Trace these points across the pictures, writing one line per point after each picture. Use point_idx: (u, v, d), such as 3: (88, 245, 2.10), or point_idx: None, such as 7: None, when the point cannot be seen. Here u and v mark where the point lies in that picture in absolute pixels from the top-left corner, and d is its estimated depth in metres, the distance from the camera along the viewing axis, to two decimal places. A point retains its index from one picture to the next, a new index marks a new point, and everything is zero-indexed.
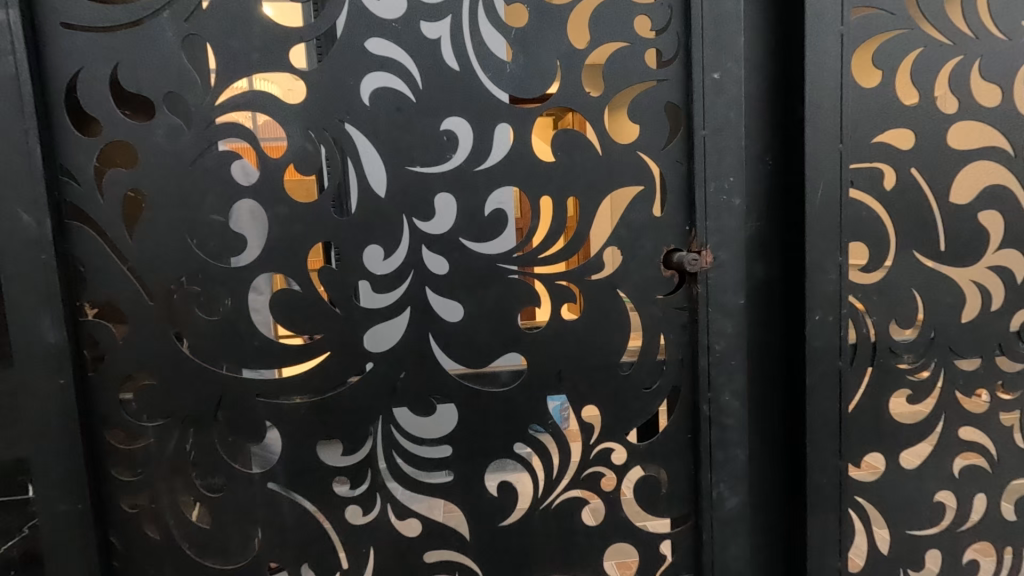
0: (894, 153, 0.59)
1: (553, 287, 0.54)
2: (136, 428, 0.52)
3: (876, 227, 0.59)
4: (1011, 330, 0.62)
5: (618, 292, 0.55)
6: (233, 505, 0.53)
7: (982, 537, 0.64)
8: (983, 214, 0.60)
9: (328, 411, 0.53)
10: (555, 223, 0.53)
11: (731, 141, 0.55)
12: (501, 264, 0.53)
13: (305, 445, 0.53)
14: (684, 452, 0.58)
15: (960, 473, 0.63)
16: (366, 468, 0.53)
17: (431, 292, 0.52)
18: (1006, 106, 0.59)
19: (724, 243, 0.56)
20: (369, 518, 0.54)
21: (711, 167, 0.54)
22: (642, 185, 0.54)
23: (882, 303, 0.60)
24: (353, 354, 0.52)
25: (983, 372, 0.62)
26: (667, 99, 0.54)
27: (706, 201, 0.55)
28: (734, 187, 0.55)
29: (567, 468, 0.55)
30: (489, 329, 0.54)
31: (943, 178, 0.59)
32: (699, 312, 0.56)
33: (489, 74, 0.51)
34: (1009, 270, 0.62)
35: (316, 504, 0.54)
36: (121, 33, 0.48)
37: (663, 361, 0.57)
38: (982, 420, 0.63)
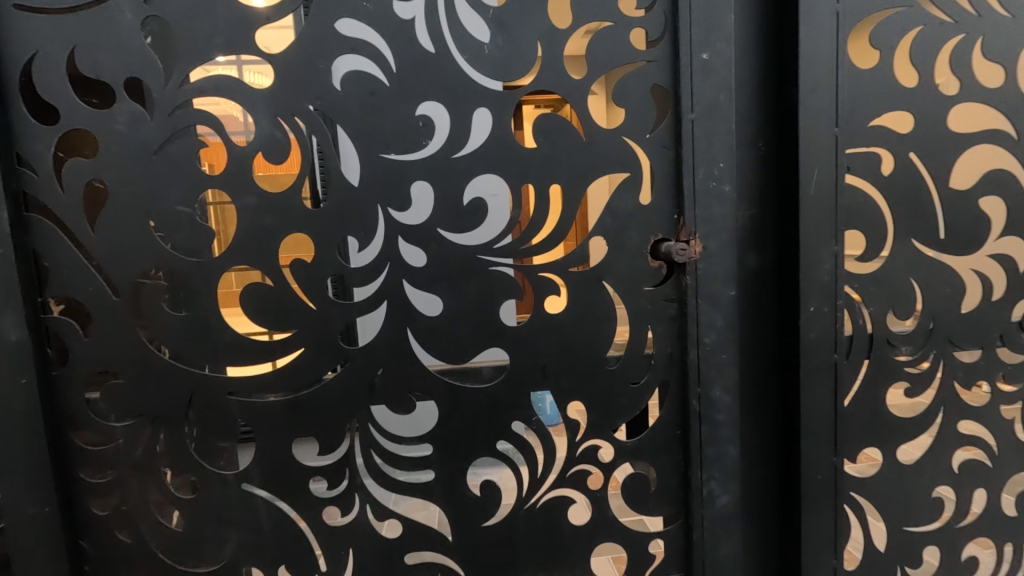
0: (891, 137, 0.56)
1: (536, 280, 0.52)
2: (105, 428, 0.50)
3: (873, 214, 0.57)
4: (1012, 320, 0.60)
5: (603, 284, 0.53)
6: (208, 506, 0.51)
7: (982, 532, 0.62)
8: (984, 200, 0.58)
9: (304, 409, 0.51)
10: (537, 213, 0.50)
11: (721, 125, 0.52)
12: (480, 255, 0.51)
13: (280, 444, 0.51)
14: (674, 448, 0.56)
15: (960, 467, 0.61)
16: (345, 467, 0.52)
17: (408, 285, 0.51)
18: (1010, 87, 0.57)
19: (713, 233, 0.53)
20: (348, 518, 0.52)
21: (700, 153, 0.52)
22: (628, 171, 0.52)
23: (880, 293, 0.58)
24: (328, 350, 0.50)
25: (984, 364, 0.60)
26: (654, 81, 0.52)
27: (695, 188, 0.53)
28: (724, 173, 0.53)
29: (552, 466, 0.53)
30: (470, 323, 0.52)
31: (943, 163, 0.57)
32: (688, 304, 0.54)
33: (467, 56, 0.49)
34: (1011, 258, 0.59)
35: (292, 505, 0.52)
36: (78, 15, 0.46)
37: (651, 355, 0.55)
38: (983, 413, 0.61)
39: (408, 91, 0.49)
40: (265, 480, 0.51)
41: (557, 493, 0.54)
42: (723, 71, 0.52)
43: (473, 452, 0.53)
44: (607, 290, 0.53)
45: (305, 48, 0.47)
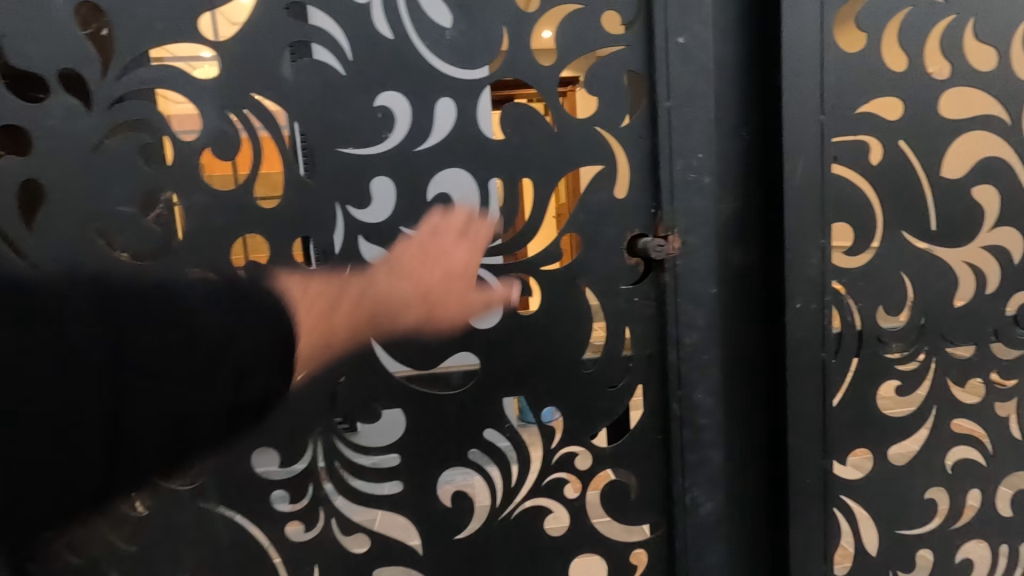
0: (880, 124, 0.54)
1: (507, 279, 0.49)
2: (48, 444, 0.47)
3: (862, 205, 0.54)
4: (1007, 314, 0.58)
5: (578, 283, 0.50)
6: (162, 525, 0.48)
7: (976, 534, 0.60)
8: (977, 190, 0.56)
9: (262, 421, 0.48)
10: (505, 208, 0.48)
11: (700, 113, 0.51)
12: (447, 254, 0.49)
13: (238, 458, 0.48)
14: (654, 454, 0.54)
15: (953, 468, 0.59)
16: (308, 481, 0.49)
17: (370, 287, 0.48)
18: (1003, 70, 0.54)
19: (694, 225, 0.52)
20: (312, 534, 0.50)
21: (677, 142, 0.50)
22: (602, 163, 0.50)
23: (869, 288, 0.56)
24: (285, 358, 0.48)
25: (977, 360, 0.58)
26: (629, 68, 0.49)
27: (673, 179, 0.51)
28: (703, 164, 0.52)
29: (528, 476, 0.51)
30: (438, 327, 0.49)
31: (933, 151, 0.54)
32: (668, 305, 0.52)
33: (428, 43, 0.46)
34: (1005, 250, 0.57)
35: (253, 521, 0.49)
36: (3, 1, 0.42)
37: (629, 357, 0.52)
38: (977, 411, 0.59)
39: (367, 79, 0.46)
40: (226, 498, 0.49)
41: (534, 504, 0.52)
42: (701, 55, 0.50)
43: (444, 462, 0.51)
44: (584, 291, 0.51)
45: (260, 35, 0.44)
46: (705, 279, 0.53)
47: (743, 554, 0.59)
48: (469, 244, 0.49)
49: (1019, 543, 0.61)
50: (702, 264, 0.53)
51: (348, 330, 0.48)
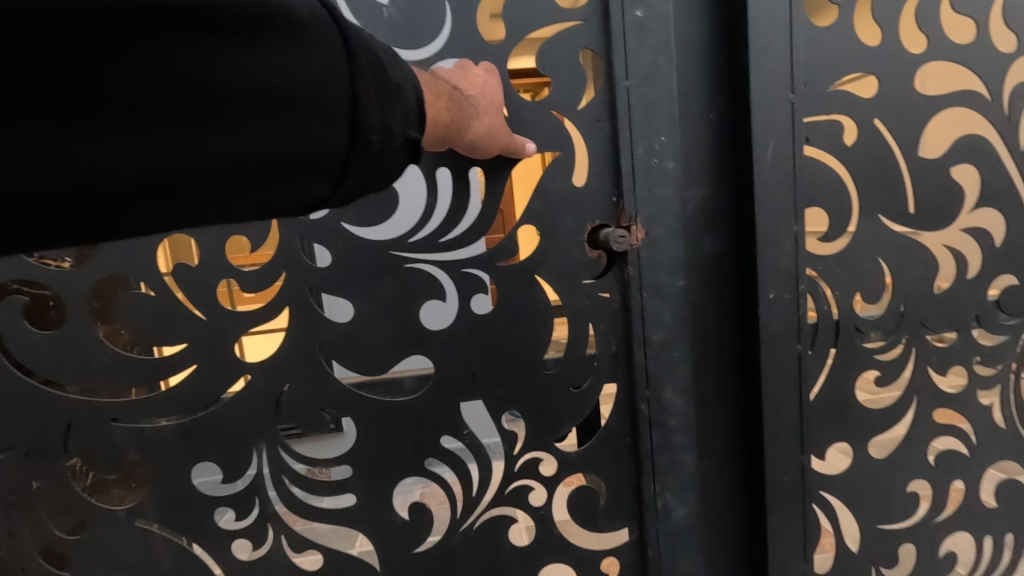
0: (854, 102, 0.51)
1: (459, 275, 0.49)
2: None
3: (836, 189, 0.52)
4: (989, 299, 0.56)
5: (534, 278, 0.50)
6: (92, 547, 0.48)
7: (961, 527, 0.58)
8: (956, 170, 0.53)
9: (198, 432, 0.48)
10: (453, 202, 0.48)
11: (660, 92, 0.49)
12: (393, 250, 0.48)
13: (177, 471, 0.48)
14: (623, 456, 0.53)
15: (935, 460, 0.57)
16: (253, 496, 0.49)
17: (313, 288, 0.48)
18: (983, 42, 0.51)
19: (657, 216, 0.50)
20: (259, 553, 0.50)
21: (637, 126, 0.49)
22: (557, 150, 0.49)
23: (845, 276, 0.53)
24: (223, 367, 0.48)
25: (959, 348, 0.56)
26: (583, 45, 0.48)
27: (634, 165, 0.49)
28: (666, 148, 0.50)
29: (490, 483, 0.50)
30: (388, 330, 0.49)
31: (910, 130, 0.52)
32: (632, 300, 0.51)
33: (363, 21, 0.45)
34: (987, 232, 0.55)
35: (200, 533, 0.49)
36: None
37: (594, 356, 0.51)
38: (960, 400, 0.57)
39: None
40: (175, 515, 0.49)
41: (498, 510, 0.51)
42: (657, 34, 0.48)
43: (405, 469, 0.50)
44: (541, 285, 0.50)
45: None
46: (672, 270, 0.51)
47: (719, 553, 0.57)
48: (494, 80, 0.46)
49: (1005, 534, 0.59)
50: (669, 257, 0.51)
51: (440, 109, 0.40)
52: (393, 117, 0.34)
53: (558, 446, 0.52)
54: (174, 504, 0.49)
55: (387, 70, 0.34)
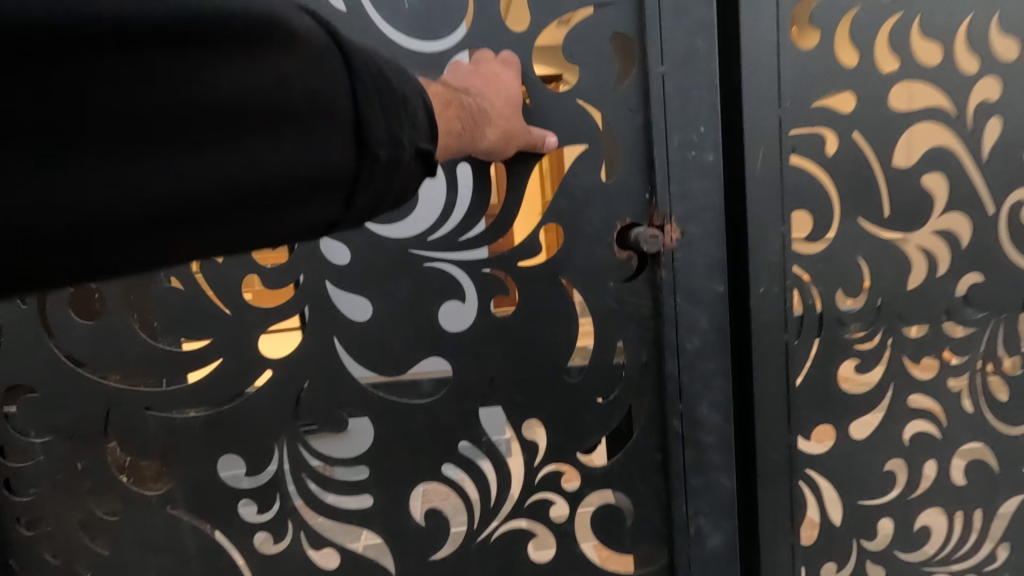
0: (834, 117, 0.57)
1: (479, 276, 0.56)
2: (25, 444, 0.57)
3: (819, 194, 0.57)
4: (957, 295, 0.61)
5: (561, 280, 0.56)
6: (128, 525, 0.59)
7: (933, 502, 0.64)
8: (927, 178, 0.59)
9: (221, 423, 0.57)
10: (472, 206, 0.55)
11: (701, 78, 0.54)
12: (412, 249, 0.55)
13: (203, 459, 0.58)
14: (651, 475, 0.59)
15: (910, 441, 0.63)
16: (275, 491, 0.58)
17: (338, 291, 0.56)
18: (948, 64, 0.57)
19: (690, 214, 0.56)
20: (281, 546, 0.59)
21: (671, 120, 0.54)
22: (585, 142, 0.54)
23: (828, 272, 0.59)
24: (247, 362, 0.56)
25: (931, 338, 0.62)
26: (615, 28, 0.54)
27: (671, 157, 0.55)
28: (704, 138, 0.55)
29: (507, 497, 0.58)
30: (403, 326, 0.56)
31: (885, 141, 0.58)
32: (664, 303, 0.56)
33: (384, 13, 0.52)
34: (954, 234, 0.60)
35: (225, 518, 0.58)
36: None
37: (622, 367, 0.57)
38: (931, 386, 0.62)
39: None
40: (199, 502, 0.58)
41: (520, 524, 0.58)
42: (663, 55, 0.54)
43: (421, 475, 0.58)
44: (567, 287, 0.56)
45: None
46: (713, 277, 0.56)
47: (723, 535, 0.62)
48: (510, 69, 0.52)
49: (975, 510, 0.65)
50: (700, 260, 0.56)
51: (459, 121, 0.47)
52: (398, 128, 0.37)
53: (583, 462, 0.58)
54: (197, 493, 0.58)
55: (389, 83, 0.38)
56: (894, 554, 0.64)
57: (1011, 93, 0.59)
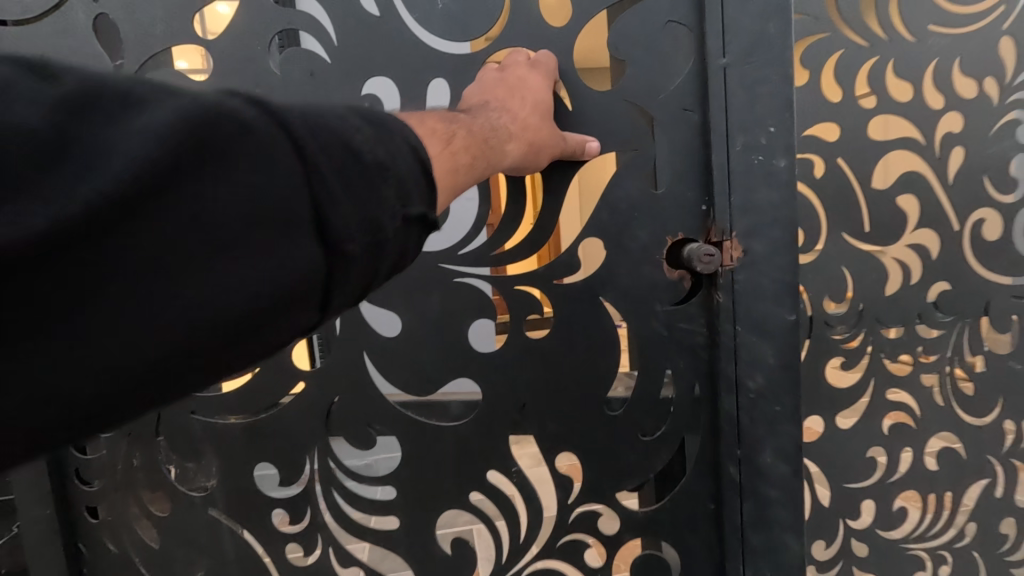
0: (821, 145, 0.65)
1: (513, 293, 0.61)
2: (93, 440, 0.65)
3: (808, 212, 0.66)
4: (928, 301, 0.70)
5: (600, 300, 0.61)
6: (172, 525, 0.66)
7: (909, 486, 0.72)
8: (901, 199, 0.68)
9: (257, 431, 0.64)
10: (505, 228, 0.61)
11: (768, 73, 0.56)
12: (444, 262, 0.62)
13: (241, 465, 0.64)
14: (700, 525, 0.63)
15: (890, 430, 0.70)
16: (305, 503, 0.64)
17: (373, 309, 0.62)
18: (917, 100, 0.66)
19: (753, 233, 0.58)
20: (311, 559, 0.66)
21: (733, 124, 0.57)
22: (634, 149, 0.60)
23: (817, 280, 0.67)
24: (283, 374, 0.63)
25: (906, 339, 0.70)
26: (668, 19, 0.59)
27: (731, 161, 0.58)
28: (772, 138, 0.57)
29: (537, 536, 0.64)
30: (432, 341, 0.63)
31: (864, 166, 0.66)
32: (724, 333, 0.59)
33: (417, 16, 0.60)
34: (926, 248, 0.69)
35: (257, 529, 0.65)
36: (43, 19, 0.63)
37: (671, 399, 0.62)
38: (907, 381, 0.70)
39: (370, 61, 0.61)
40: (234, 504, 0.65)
41: (543, 562, 0.65)
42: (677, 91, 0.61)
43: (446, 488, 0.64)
44: (607, 306, 0.62)
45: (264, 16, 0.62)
46: (787, 303, 0.58)
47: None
48: (534, 75, 0.57)
49: (946, 492, 0.73)
50: (772, 282, 0.58)
51: (468, 154, 0.48)
52: (380, 210, 0.35)
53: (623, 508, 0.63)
54: (234, 498, 0.65)
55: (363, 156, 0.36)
56: (876, 532, 0.71)
57: (970, 126, 0.68)
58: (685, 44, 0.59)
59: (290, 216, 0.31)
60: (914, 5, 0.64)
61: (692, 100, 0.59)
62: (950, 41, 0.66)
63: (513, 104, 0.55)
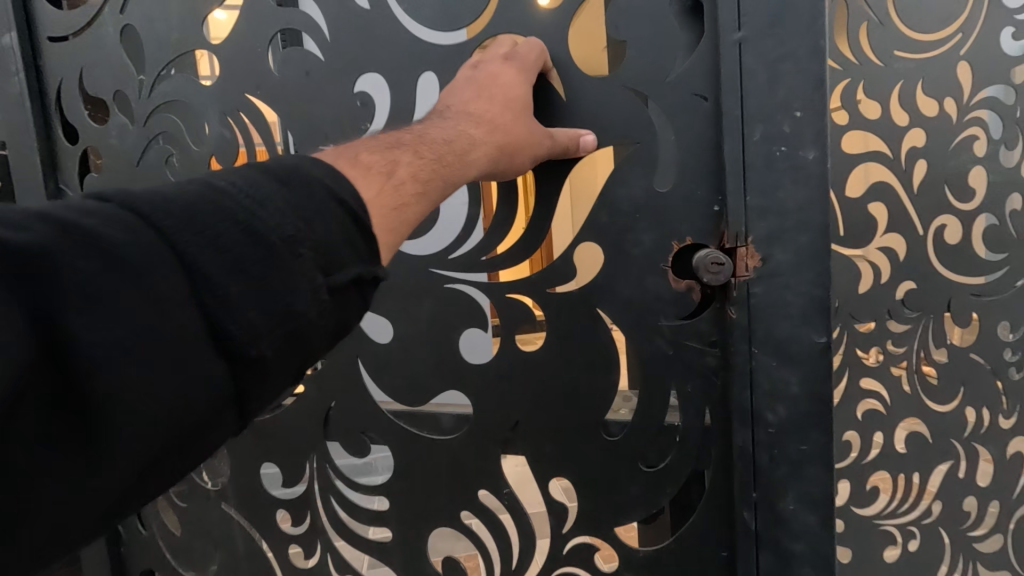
0: None
1: (503, 303, 0.65)
2: None
3: None
4: (897, 298, 0.77)
5: (596, 312, 0.62)
6: (193, 513, 0.80)
7: (881, 467, 0.79)
8: (871, 206, 0.75)
9: (262, 433, 0.75)
10: (496, 237, 0.65)
11: (795, 52, 0.52)
12: (432, 267, 0.67)
13: (249, 466, 0.76)
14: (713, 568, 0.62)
15: (863, 416, 0.78)
16: (305, 508, 0.74)
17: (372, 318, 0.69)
18: (885, 118, 0.74)
19: (773, 241, 0.55)
20: (311, 561, 0.76)
21: (750, 112, 0.54)
22: (636, 142, 0.59)
23: None
24: None
25: (877, 333, 0.77)
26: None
27: (751, 153, 0.54)
28: (798, 122, 0.53)
29: (530, 562, 0.67)
30: (427, 356, 0.68)
31: (838, 177, 0.74)
32: (738, 355, 0.57)
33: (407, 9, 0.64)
34: (894, 250, 0.76)
35: (264, 526, 0.76)
36: (80, 34, 0.76)
37: (681, 428, 0.61)
38: (878, 371, 0.78)
39: (360, 55, 0.65)
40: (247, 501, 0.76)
41: None
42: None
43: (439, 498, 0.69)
44: (602, 317, 0.62)
45: (263, 20, 0.68)
46: (817, 323, 0.54)
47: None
48: (505, 72, 0.57)
49: (914, 474, 0.80)
50: (798, 297, 0.54)
51: (417, 182, 0.49)
52: (289, 293, 0.37)
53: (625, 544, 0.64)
54: (244, 494, 0.77)
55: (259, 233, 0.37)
56: (851, 509, 0.78)
57: (932, 141, 0.75)
58: (686, 22, 0.57)
59: (181, 327, 0.33)
60: (881, 33, 0.72)
61: (704, 85, 0.57)
62: (915, 65, 0.74)
63: (481, 108, 0.56)
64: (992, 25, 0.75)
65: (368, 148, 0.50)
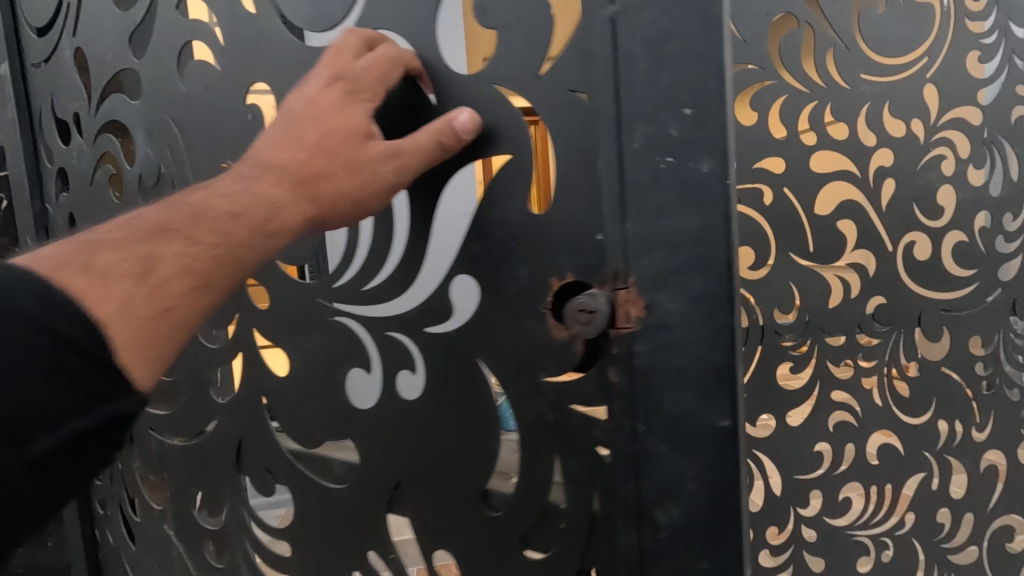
0: (769, 176, 0.75)
1: (383, 340, 0.55)
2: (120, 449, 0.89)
3: (758, 233, 0.75)
4: (867, 313, 0.79)
5: (476, 362, 0.50)
6: (151, 526, 0.85)
7: (853, 478, 0.80)
8: (840, 223, 0.77)
9: (188, 458, 0.75)
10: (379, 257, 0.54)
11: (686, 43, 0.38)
12: (316, 299, 0.58)
13: (180, 490, 0.77)
14: None
15: (834, 428, 0.79)
16: (223, 538, 0.72)
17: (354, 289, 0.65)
18: (852, 138, 0.76)
19: (657, 284, 0.41)
20: None
21: (627, 112, 0.41)
22: (511, 150, 0.46)
23: (768, 293, 0.76)
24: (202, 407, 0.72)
25: (847, 347, 0.79)
26: None
27: (626, 175, 0.41)
28: (683, 128, 0.39)
29: None
30: (314, 398, 0.60)
31: (807, 195, 0.76)
32: (627, 424, 0.42)
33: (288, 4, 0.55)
34: (864, 265, 0.78)
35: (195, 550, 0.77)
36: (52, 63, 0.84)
37: (563, 510, 0.47)
38: (849, 384, 0.80)
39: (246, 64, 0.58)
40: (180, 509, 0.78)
41: None
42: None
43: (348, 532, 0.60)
44: (483, 370, 0.50)
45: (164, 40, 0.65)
46: (721, 402, 0.39)
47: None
48: (326, 95, 0.46)
49: (886, 485, 0.81)
50: (688, 361, 0.40)
51: (198, 266, 0.42)
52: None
53: None
54: (179, 516, 0.78)
55: None
56: (824, 519, 0.80)
57: (900, 161, 0.78)
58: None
59: None
60: (847, 58, 0.75)
61: (581, 79, 0.43)
62: (881, 88, 0.76)
63: (306, 129, 0.46)
64: (957, 49, 0.78)
65: (113, 234, 0.42)
